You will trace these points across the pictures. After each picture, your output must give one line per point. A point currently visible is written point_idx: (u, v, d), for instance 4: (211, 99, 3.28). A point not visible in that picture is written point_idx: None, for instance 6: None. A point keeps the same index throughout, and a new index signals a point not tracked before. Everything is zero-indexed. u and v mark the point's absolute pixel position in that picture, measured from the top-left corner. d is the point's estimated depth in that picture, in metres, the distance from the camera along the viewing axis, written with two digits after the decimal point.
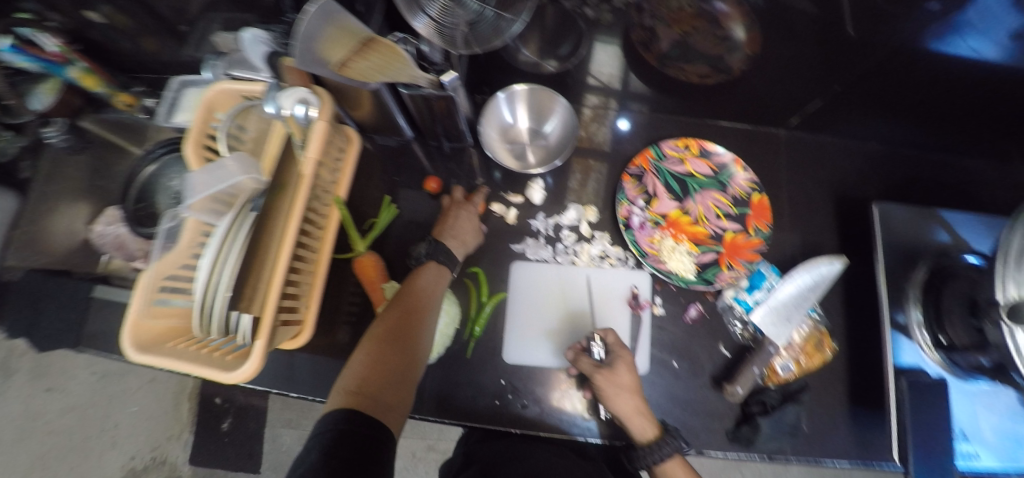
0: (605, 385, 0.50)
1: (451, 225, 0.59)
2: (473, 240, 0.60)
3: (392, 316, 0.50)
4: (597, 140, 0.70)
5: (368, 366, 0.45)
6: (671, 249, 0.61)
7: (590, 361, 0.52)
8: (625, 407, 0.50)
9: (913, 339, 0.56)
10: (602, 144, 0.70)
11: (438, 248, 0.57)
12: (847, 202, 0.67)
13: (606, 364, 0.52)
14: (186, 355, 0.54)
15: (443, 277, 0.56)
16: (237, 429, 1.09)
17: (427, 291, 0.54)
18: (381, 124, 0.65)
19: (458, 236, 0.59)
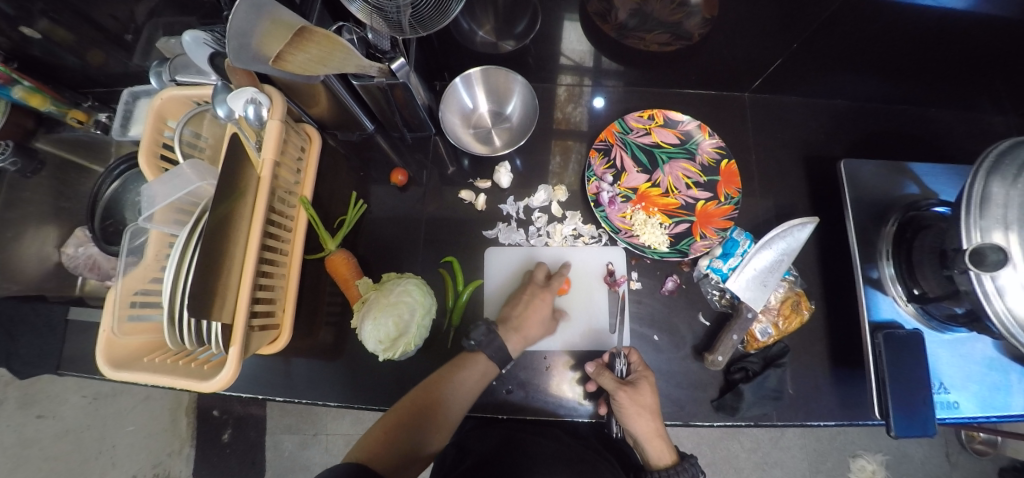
0: (629, 404, 0.49)
1: None
2: None
3: (420, 401, 0.49)
4: (575, 121, 0.70)
5: (380, 440, 0.46)
6: (643, 222, 0.61)
7: (612, 377, 0.51)
8: (647, 430, 0.50)
9: (887, 293, 0.57)
10: (580, 123, 0.70)
11: (495, 345, 0.52)
12: (817, 161, 0.67)
13: (631, 383, 0.51)
14: (164, 368, 0.53)
15: (486, 378, 0.52)
16: (237, 439, 1.22)
17: (463, 382, 0.51)
18: (341, 119, 0.64)
19: (522, 330, 0.54)
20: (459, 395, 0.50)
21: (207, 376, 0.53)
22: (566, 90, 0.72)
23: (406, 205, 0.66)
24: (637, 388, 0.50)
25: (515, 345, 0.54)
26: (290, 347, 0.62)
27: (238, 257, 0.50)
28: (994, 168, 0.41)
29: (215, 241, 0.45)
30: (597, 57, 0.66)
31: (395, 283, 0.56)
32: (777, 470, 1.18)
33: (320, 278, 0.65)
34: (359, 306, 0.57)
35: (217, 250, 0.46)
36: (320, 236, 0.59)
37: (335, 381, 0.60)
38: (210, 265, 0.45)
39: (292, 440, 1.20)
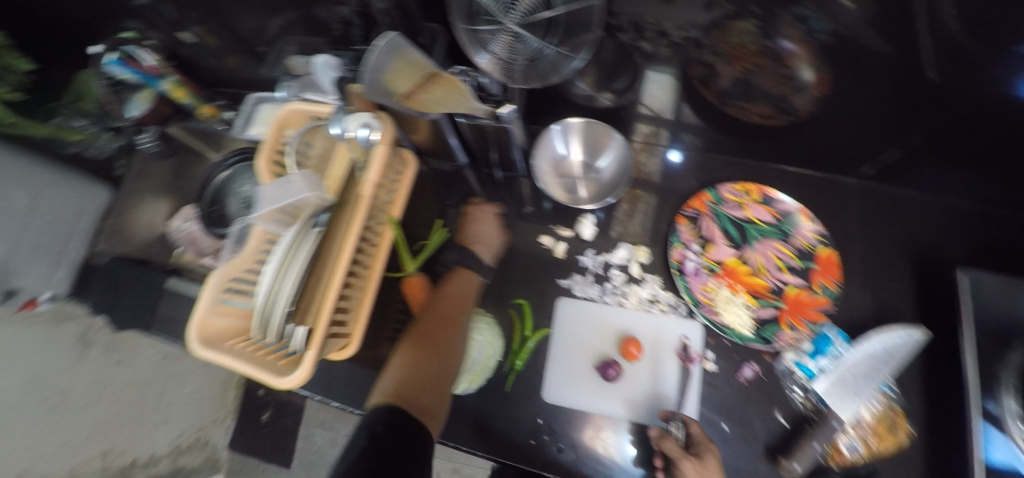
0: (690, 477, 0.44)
1: (474, 228, 0.62)
2: (495, 241, 0.62)
3: (424, 324, 0.51)
4: (647, 171, 0.69)
5: (403, 370, 0.46)
6: (727, 301, 0.58)
7: (676, 444, 0.47)
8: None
9: (1007, 433, 0.48)
10: (652, 174, 0.69)
11: (471, 259, 0.58)
12: (927, 263, 0.61)
13: (697, 453, 0.46)
14: (242, 355, 0.57)
15: (467, 288, 0.57)
16: (275, 422, 1.16)
17: (455, 291, 0.55)
18: (438, 148, 0.67)
19: (484, 242, 0.61)
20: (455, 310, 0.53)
21: (282, 372, 0.57)
22: (642, 138, 0.71)
23: None
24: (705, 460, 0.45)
25: (482, 256, 0.60)
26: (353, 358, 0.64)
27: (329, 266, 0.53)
28: None
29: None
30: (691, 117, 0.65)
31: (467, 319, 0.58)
32: None
33: (390, 294, 0.67)
34: None
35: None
36: (402, 257, 0.62)
37: None
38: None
39: (324, 433, 1.21)
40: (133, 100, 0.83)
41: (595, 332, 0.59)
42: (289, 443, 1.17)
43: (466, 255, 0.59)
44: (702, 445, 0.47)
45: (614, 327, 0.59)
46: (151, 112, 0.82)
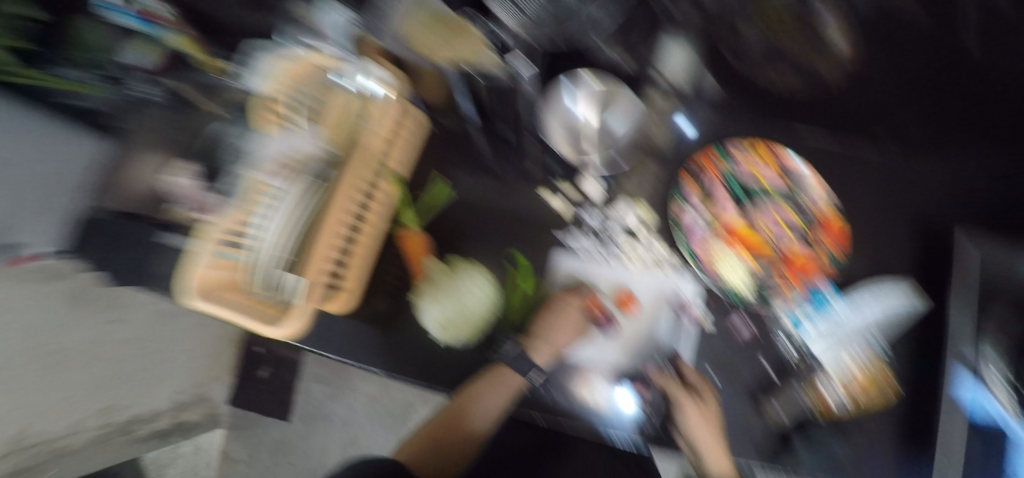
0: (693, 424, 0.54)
1: (551, 322, 0.59)
2: (568, 339, 0.60)
3: (448, 415, 0.64)
4: (659, 140, 0.63)
5: (421, 443, 0.65)
6: (726, 259, 0.59)
7: (679, 388, 0.56)
8: (708, 449, 0.55)
9: (990, 391, 0.49)
10: (665, 146, 0.63)
11: (529, 361, 0.59)
12: (956, 236, 0.57)
13: (697, 393, 0.55)
14: (240, 307, 0.55)
15: (513, 392, 0.60)
16: (273, 378, 1.24)
17: (480, 405, 0.60)
18: (442, 101, 0.64)
19: (549, 340, 0.59)
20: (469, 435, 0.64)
21: (275, 322, 0.55)
22: (661, 102, 0.62)
23: (484, 197, 0.66)
24: (705, 406, 0.54)
25: (544, 356, 0.60)
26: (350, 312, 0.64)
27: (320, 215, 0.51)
28: None
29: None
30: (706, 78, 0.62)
31: (467, 271, 0.58)
32: None
33: (388, 250, 0.66)
34: (421, 284, 0.58)
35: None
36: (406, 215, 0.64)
37: (385, 352, 0.63)
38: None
39: (320, 387, 1.23)
40: (127, 46, 0.71)
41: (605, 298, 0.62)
42: (286, 397, 1.24)
43: (528, 354, 0.59)
44: (699, 385, 0.56)
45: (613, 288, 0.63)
46: (166, 65, 0.73)
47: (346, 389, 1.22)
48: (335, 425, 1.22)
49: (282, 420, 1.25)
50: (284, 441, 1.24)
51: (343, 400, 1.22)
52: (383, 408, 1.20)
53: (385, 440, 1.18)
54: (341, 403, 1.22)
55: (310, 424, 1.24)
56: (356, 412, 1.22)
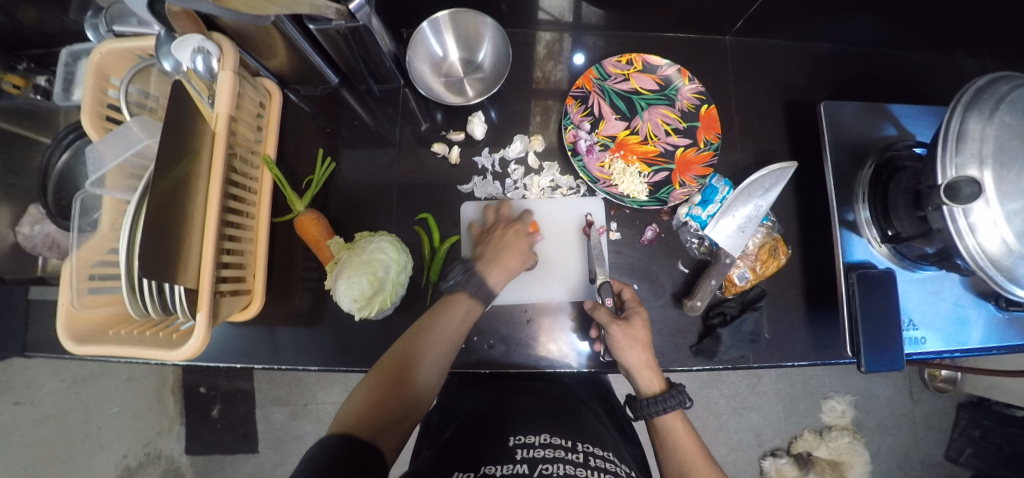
0: (622, 341, 0.51)
1: (498, 245, 0.57)
2: (517, 265, 0.57)
3: (396, 359, 0.48)
4: (555, 81, 0.66)
5: (368, 403, 0.44)
6: (622, 171, 0.62)
7: (607, 312, 0.53)
8: (632, 367, 0.52)
9: (862, 235, 0.56)
10: (560, 83, 0.66)
11: (483, 286, 0.54)
12: (797, 106, 0.66)
13: (625, 318, 0.52)
14: (131, 338, 0.47)
15: (469, 317, 0.52)
16: (228, 414, 1.17)
17: (437, 335, 0.50)
18: (304, 73, 0.59)
19: (501, 264, 0.56)
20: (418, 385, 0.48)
21: (176, 344, 0.47)
22: (545, 46, 0.66)
23: (381, 169, 0.64)
24: (635, 325, 0.52)
25: (499, 281, 0.55)
26: (266, 315, 0.60)
27: (199, 221, 0.43)
28: (972, 103, 0.41)
29: (174, 201, 0.39)
30: (578, 10, 0.62)
31: (367, 241, 0.55)
32: (754, 414, 1.26)
33: (291, 241, 0.62)
34: (330, 267, 0.55)
35: (179, 208, 0.40)
36: (287, 196, 0.57)
37: (314, 345, 0.59)
38: (170, 227, 0.39)
39: (281, 410, 1.19)
40: None
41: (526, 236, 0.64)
42: (250, 429, 1.17)
43: (480, 279, 0.54)
44: (632, 312, 0.53)
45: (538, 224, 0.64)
46: None
47: (309, 404, 1.20)
48: (308, 443, 1.18)
49: (251, 452, 1.17)
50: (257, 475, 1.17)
51: (309, 415, 1.19)
52: None
53: None
54: (307, 419, 1.19)
55: (284, 448, 1.18)
56: (327, 422, 1.20)
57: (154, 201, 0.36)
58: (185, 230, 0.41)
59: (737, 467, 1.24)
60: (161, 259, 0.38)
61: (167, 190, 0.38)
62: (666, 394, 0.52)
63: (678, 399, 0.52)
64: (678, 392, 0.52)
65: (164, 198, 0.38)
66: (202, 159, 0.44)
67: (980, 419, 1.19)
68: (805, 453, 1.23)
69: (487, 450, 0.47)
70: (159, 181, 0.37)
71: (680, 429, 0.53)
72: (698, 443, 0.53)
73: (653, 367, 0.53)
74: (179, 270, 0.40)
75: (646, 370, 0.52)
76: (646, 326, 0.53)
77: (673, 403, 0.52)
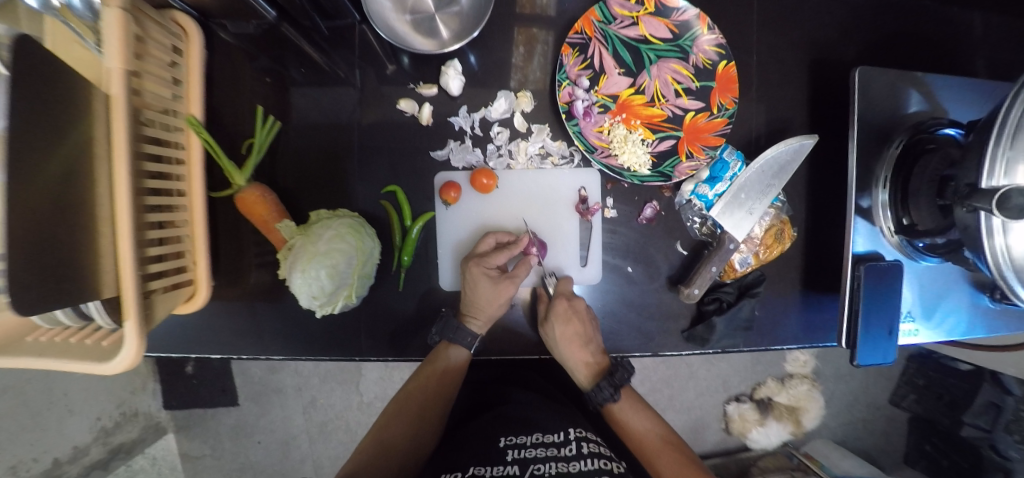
0: (553, 333, 0.52)
1: (472, 295, 0.51)
2: (496, 311, 0.52)
3: (403, 396, 0.54)
4: (540, 3, 0.53)
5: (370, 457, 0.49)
6: (623, 139, 0.54)
7: (544, 305, 0.55)
8: (578, 358, 0.54)
9: (875, 222, 0.51)
10: (546, 7, 0.53)
11: (456, 329, 0.51)
12: (824, 61, 0.57)
13: (545, 318, 0.53)
14: (55, 347, 0.40)
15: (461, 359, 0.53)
16: (202, 368, 1.18)
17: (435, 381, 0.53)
18: (229, 6, 0.46)
19: (481, 311, 0.51)
20: (416, 437, 0.52)
21: (107, 352, 0.40)
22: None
23: (338, 130, 0.53)
24: (562, 314, 0.52)
25: (479, 323, 0.52)
26: (218, 300, 0.53)
27: (106, 212, 0.34)
28: None
29: (62, 195, 0.30)
30: None
31: (323, 226, 0.47)
32: (723, 364, 1.32)
33: (237, 217, 0.53)
34: (282, 254, 0.48)
35: (69, 202, 0.31)
36: (223, 167, 0.47)
37: (278, 333, 0.54)
38: (62, 227, 0.30)
39: (259, 365, 1.19)
40: None
41: (471, 199, 0.57)
42: (228, 385, 1.19)
43: (457, 324, 0.51)
44: (555, 300, 0.53)
45: (495, 194, 0.57)
46: None
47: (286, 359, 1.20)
48: (289, 395, 1.21)
49: (233, 405, 1.20)
50: (242, 425, 1.21)
51: (287, 370, 1.20)
52: (332, 367, 1.22)
53: (343, 395, 1.22)
54: (286, 373, 1.20)
55: (266, 400, 1.21)
56: (306, 376, 1.21)
57: (26, 205, 0.27)
58: (83, 230, 0.32)
59: (702, 410, 1.33)
60: (54, 270, 0.29)
61: (44, 183, 0.28)
62: (601, 383, 0.55)
63: (617, 378, 0.55)
64: (617, 367, 0.55)
65: (49, 194, 0.29)
66: (95, 137, 0.33)
67: (926, 370, 1.28)
68: (765, 399, 1.32)
69: (477, 447, 0.49)
70: (30, 176, 0.27)
71: (648, 429, 0.56)
72: (666, 435, 0.56)
73: (596, 343, 0.54)
74: (79, 281, 0.32)
75: (591, 351, 0.55)
76: (570, 318, 0.51)
77: (613, 383, 0.55)
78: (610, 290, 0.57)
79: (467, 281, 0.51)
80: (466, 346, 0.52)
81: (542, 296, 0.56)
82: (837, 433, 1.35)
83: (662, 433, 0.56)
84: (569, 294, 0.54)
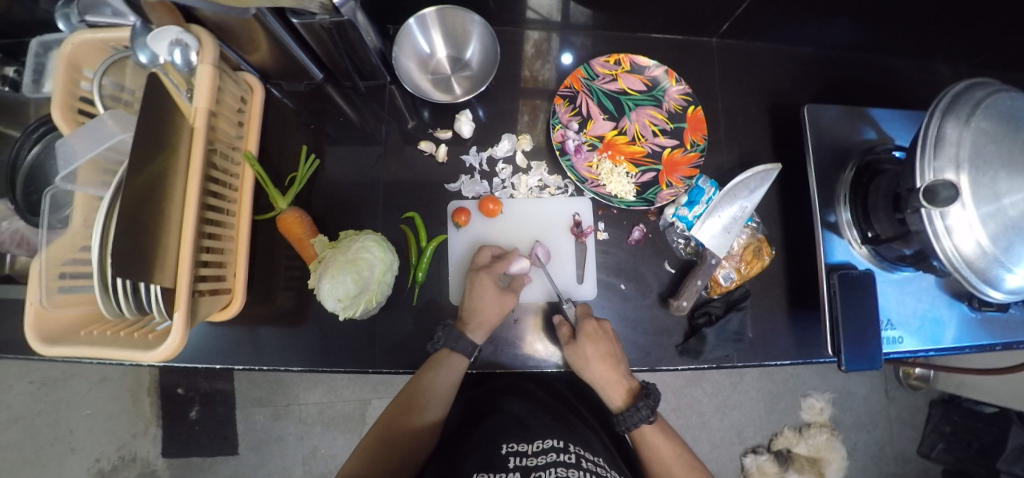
0: (583, 353, 0.53)
1: (472, 303, 0.56)
2: (494, 319, 0.56)
3: (399, 403, 0.55)
4: (542, 81, 0.66)
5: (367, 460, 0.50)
6: (610, 171, 0.62)
7: (568, 330, 0.57)
8: (606, 378, 0.55)
9: (843, 237, 0.56)
10: (547, 83, 0.66)
11: (461, 341, 0.55)
12: (780, 108, 0.67)
13: (574, 341, 0.55)
14: (104, 339, 0.45)
15: (456, 369, 0.55)
16: (206, 415, 1.15)
17: (431, 390, 0.54)
18: (287, 67, 0.58)
19: (479, 320, 0.55)
20: (413, 444, 0.53)
21: (152, 345, 0.44)
22: (533, 46, 0.66)
23: (366, 166, 0.63)
24: (592, 334, 0.55)
25: (479, 334, 0.56)
26: (247, 315, 0.58)
27: (177, 218, 0.41)
28: (950, 108, 0.43)
29: (150, 198, 0.37)
30: (565, 10, 0.62)
31: (352, 240, 0.54)
32: (736, 411, 1.28)
33: (274, 240, 0.60)
34: (313, 267, 0.54)
35: (155, 204, 0.38)
36: (270, 194, 0.56)
37: (297, 347, 0.58)
38: (146, 224, 0.37)
39: (262, 411, 1.17)
40: None
41: (479, 222, 0.64)
42: (230, 432, 1.16)
43: (458, 333, 0.55)
44: (583, 321, 0.56)
45: (501, 217, 0.64)
46: None
47: (292, 404, 1.19)
48: (290, 445, 1.18)
49: (231, 455, 1.16)
50: None
51: (291, 416, 1.18)
52: (337, 413, 1.20)
53: (346, 445, 1.19)
54: (289, 420, 1.18)
55: (265, 450, 1.17)
56: (310, 423, 1.19)
57: (130, 199, 0.34)
58: (161, 229, 0.39)
59: (720, 464, 1.26)
60: (134, 256, 0.36)
61: (142, 187, 0.36)
62: (637, 403, 0.54)
63: (652, 400, 0.55)
64: (648, 388, 0.56)
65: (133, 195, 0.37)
66: (180, 158, 0.42)
67: (951, 415, 1.22)
68: (785, 450, 1.25)
69: (478, 454, 0.50)
70: (133, 178, 0.35)
71: (661, 445, 0.55)
72: (676, 448, 0.56)
73: (626, 366, 0.56)
74: (151, 269, 0.38)
75: (620, 371, 0.55)
76: (598, 338, 0.54)
77: (650, 404, 0.54)
78: (607, 306, 0.61)
79: (474, 288, 0.56)
80: (466, 356, 0.55)
81: (564, 323, 0.58)
82: None
83: (675, 447, 0.56)
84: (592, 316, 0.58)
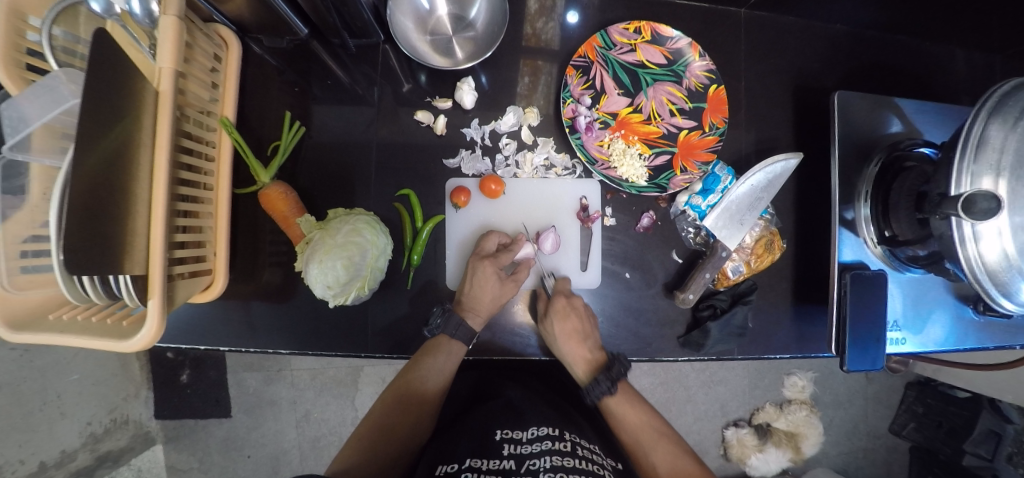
0: (551, 330, 0.54)
1: (470, 289, 0.54)
2: (491, 307, 0.54)
3: (393, 393, 0.54)
4: (545, 39, 0.59)
5: (361, 450, 0.50)
6: (622, 153, 0.58)
7: (544, 301, 0.58)
8: (574, 354, 0.56)
9: (859, 234, 0.54)
10: (551, 42, 0.59)
11: (463, 326, 0.54)
12: (806, 90, 0.62)
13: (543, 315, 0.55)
14: (74, 325, 0.41)
15: (452, 357, 0.54)
16: (197, 379, 1.17)
17: (426, 377, 0.54)
18: (267, 21, 0.51)
19: (478, 310, 0.54)
20: (410, 431, 0.53)
21: (127, 333, 0.41)
22: (539, 1, 0.59)
23: (356, 136, 0.57)
24: (561, 310, 0.55)
25: (474, 319, 0.54)
26: (232, 294, 0.55)
27: (144, 197, 0.37)
28: (997, 109, 0.38)
29: (108, 176, 0.32)
30: None
31: (342, 222, 0.51)
32: (720, 387, 1.31)
33: (257, 215, 0.56)
34: (300, 248, 0.51)
35: (116, 183, 0.33)
36: (250, 165, 0.52)
37: (287, 328, 0.55)
38: (108, 207, 0.33)
39: (254, 376, 1.19)
40: None
41: (480, 203, 0.60)
42: (222, 395, 1.18)
43: (458, 320, 0.54)
44: (555, 297, 0.56)
45: (503, 197, 0.60)
46: None
47: (283, 370, 1.19)
48: (283, 409, 1.19)
49: (224, 417, 1.18)
50: (232, 439, 1.19)
51: (283, 381, 1.19)
52: (329, 380, 1.21)
53: (338, 410, 1.20)
54: (282, 385, 1.19)
55: (259, 413, 1.19)
56: (302, 388, 1.20)
57: (84, 180, 0.30)
58: (126, 211, 0.35)
59: (701, 435, 1.31)
60: (95, 245, 0.32)
61: (99, 165, 0.31)
62: (600, 376, 0.56)
63: (615, 371, 0.55)
64: (614, 360, 0.56)
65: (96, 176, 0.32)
66: (143, 128, 0.36)
67: (925, 398, 1.28)
68: (764, 424, 1.31)
69: (473, 439, 0.49)
70: (87, 155, 0.30)
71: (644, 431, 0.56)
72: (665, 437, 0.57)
73: (594, 340, 0.56)
74: (117, 257, 0.34)
75: (589, 346, 0.56)
76: (569, 311, 0.55)
77: (612, 377, 0.55)
78: (609, 295, 0.59)
79: (474, 275, 0.54)
80: (463, 342, 0.55)
81: (542, 297, 0.58)
82: (839, 462, 1.33)
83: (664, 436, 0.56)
84: (568, 292, 0.58)
